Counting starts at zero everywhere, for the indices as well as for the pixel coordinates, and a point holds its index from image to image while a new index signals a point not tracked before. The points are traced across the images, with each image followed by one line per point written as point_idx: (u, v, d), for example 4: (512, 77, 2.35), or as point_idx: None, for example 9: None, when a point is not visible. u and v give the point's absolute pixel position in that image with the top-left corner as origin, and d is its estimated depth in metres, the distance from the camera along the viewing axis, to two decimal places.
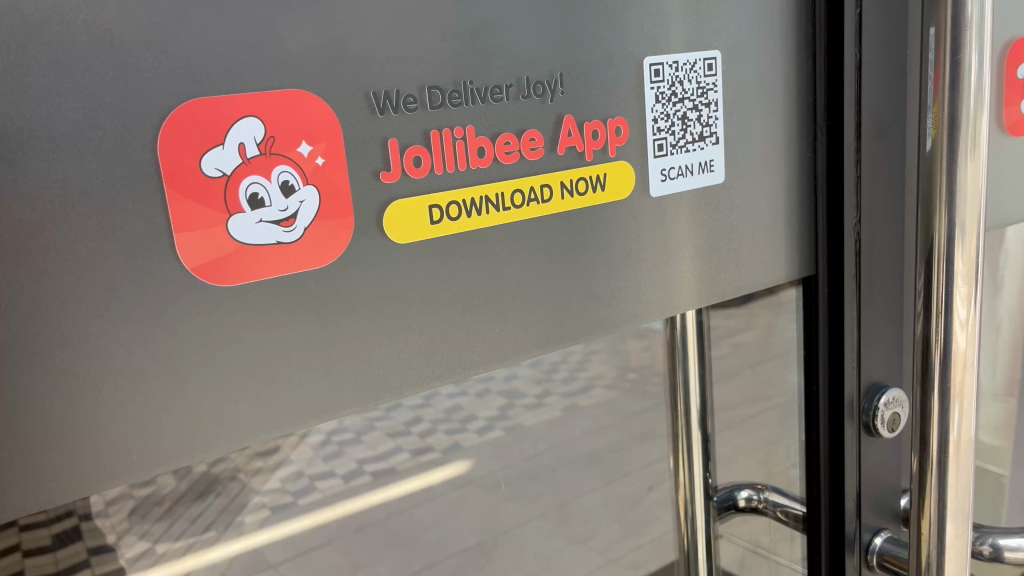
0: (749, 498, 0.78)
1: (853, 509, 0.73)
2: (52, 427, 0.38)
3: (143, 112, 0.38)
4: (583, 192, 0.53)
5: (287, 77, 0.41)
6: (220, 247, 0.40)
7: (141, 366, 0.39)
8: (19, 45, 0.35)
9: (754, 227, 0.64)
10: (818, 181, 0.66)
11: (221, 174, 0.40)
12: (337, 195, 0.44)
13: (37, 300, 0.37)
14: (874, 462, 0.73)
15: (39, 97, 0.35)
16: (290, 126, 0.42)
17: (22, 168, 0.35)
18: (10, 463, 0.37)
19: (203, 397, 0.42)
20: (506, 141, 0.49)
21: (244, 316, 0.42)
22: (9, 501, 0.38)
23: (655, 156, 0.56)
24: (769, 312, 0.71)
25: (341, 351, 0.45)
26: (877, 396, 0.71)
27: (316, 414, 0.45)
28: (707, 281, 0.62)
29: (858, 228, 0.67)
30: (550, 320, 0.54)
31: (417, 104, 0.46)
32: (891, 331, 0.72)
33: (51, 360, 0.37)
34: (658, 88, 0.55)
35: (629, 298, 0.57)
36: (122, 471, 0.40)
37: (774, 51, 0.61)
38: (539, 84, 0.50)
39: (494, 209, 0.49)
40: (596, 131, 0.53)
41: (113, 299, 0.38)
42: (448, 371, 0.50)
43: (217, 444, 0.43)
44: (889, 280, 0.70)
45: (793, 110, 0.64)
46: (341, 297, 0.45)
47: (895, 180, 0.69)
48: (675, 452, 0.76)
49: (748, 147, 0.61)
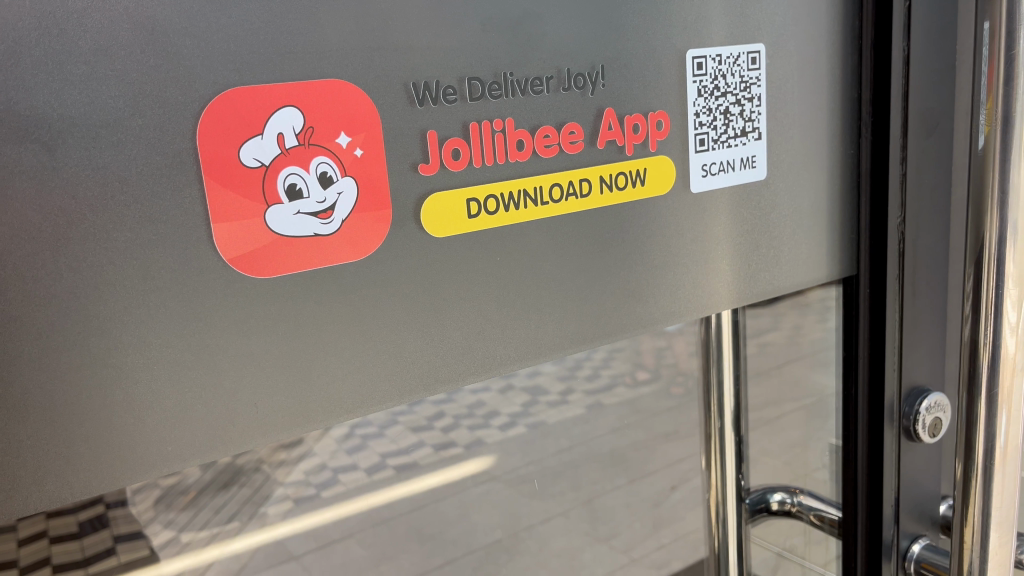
0: (782, 501, 0.77)
1: (891, 514, 0.71)
2: (89, 417, 0.38)
3: (184, 100, 0.37)
4: (622, 186, 0.52)
5: (327, 66, 0.40)
6: (258, 238, 0.40)
7: (178, 357, 0.39)
8: (61, 31, 0.34)
9: (794, 225, 0.62)
10: (862, 179, 0.65)
11: (260, 165, 0.39)
12: (376, 187, 0.43)
13: (76, 290, 0.36)
14: (913, 468, 0.71)
15: (80, 85, 0.35)
16: (329, 116, 0.41)
17: (63, 156, 0.35)
18: (47, 453, 0.37)
19: (239, 389, 0.41)
20: (546, 135, 0.48)
21: (280, 309, 0.41)
22: (45, 491, 0.38)
23: (696, 151, 0.55)
24: (797, 312, 0.69)
25: (378, 345, 0.45)
26: (918, 400, 0.70)
27: (351, 407, 0.45)
28: (745, 280, 0.61)
29: (903, 227, 0.66)
30: (586, 317, 0.53)
31: (457, 96, 0.45)
32: (933, 333, 0.70)
33: (89, 350, 0.37)
34: (701, 81, 0.54)
35: (666, 296, 0.56)
36: (158, 463, 0.40)
37: (819, 45, 0.60)
38: (580, 76, 0.49)
39: (533, 203, 0.49)
40: (636, 125, 0.52)
41: (150, 289, 0.38)
42: (484, 367, 0.49)
43: (251, 437, 0.42)
44: (931, 281, 0.69)
45: (836, 105, 0.62)
46: (378, 291, 0.44)
47: (940, 178, 0.67)
48: (710, 465, 0.75)
49: (790, 143, 0.60)
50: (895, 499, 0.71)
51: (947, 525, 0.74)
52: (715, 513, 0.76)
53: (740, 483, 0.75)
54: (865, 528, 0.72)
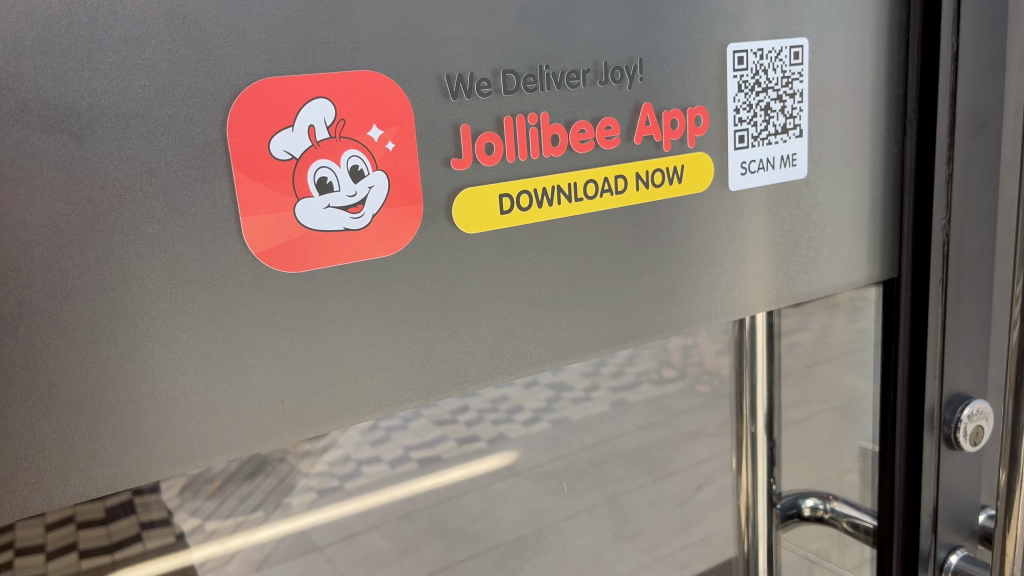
0: (815, 507, 0.76)
1: (929, 524, 0.69)
2: (114, 411, 0.37)
3: (214, 91, 0.37)
4: (659, 183, 0.51)
5: (359, 57, 0.40)
6: (287, 233, 0.39)
7: (205, 353, 0.38)
8: (91, 19, 0.34)
9: (833, 225, 0.61)
10: (905, 178, 0.63)
11: (290, 157, 0.39)
12: (407, 181, 0.42)
13: (103, 283, 0.36)
14: (953, 477, 0.69)
15: (109, 74, 0.34)
16: (361, 109, 0.40)
17: (92, 147, 0.34)
18: (72, 447, 0.37)
19: (265, 385, 0.40)
20: (582, 129, 0.47)
21: (308, 305, 0.41)
22: (70, 486, 0.37)
23: (735, 147, 0.53)
24: (826, 312, 0.67)
25: (406, 342, 0.44)
26: (960, 407, 0.68)
27: (378, 406, 0.44)
28: (782, 281, 0.59)
29: (947, 229, 0.64)
30: (619, 316, 0.51)
31: (491, 89, 0.44)
32: (976, 340, 0.68)
33: (116, 344, 0.36)
34: (741, 76, 0.53)
35: (702, 297, 0.55)
36: (182, 459, 0.39)
37: (863, 39, 0.58)
38: (618, 70, 0.48)
39: (567, 200, 0.47)
40: (674, 120, 0.50)
41: (177, 283, 0.37)
42: (514, 367, 0.48)
43: (277, 434, 0.41)
44: (975, 285, 0.67)
45: (879, 102, 0.60)
46: (407, 288, 0.43)
47: (987, 179, 0.65)
48: (741, 468, 0.74)
49: (831, 141, 0.58)
50: (934, 509, 0.69)
51: (986, 536, 0.72)
52: (745, 514, 0.76)
53: (772, 487, 0.75)
54: (901, 538, 0.69)
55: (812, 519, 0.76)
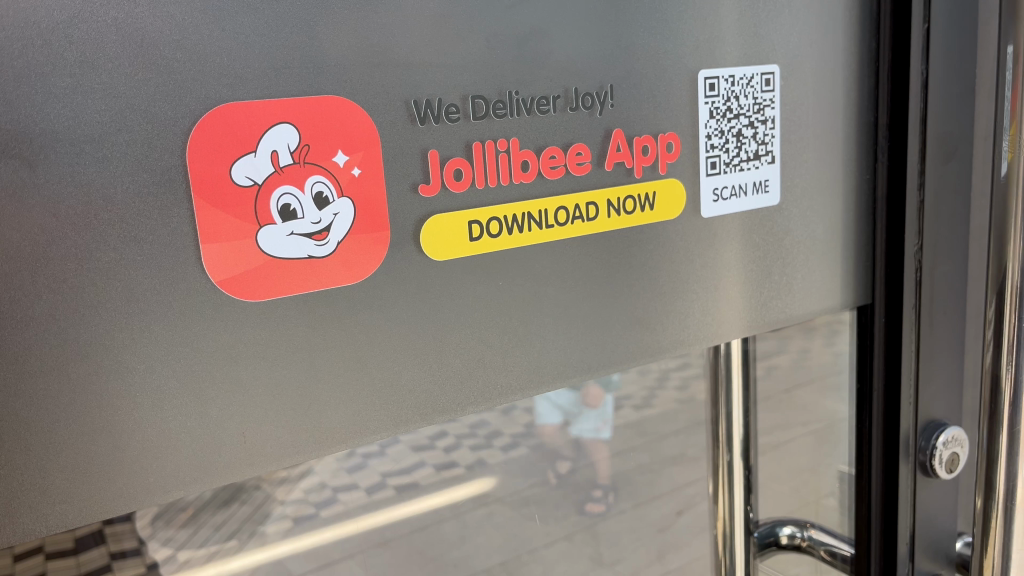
0: (792, 536, 0.73)
1: (906, 553, 0.69)
2: (66, 446, 0.36)
3: (173, 115, 0.36)
4: (630, 211, 0.50)
5: (324, 82, 0.39)
6: (249, 261, 0.38)
7: (163, 385, 0.37)
8: (45, 42, 0.33)
9: (806, 252, 0.60)
10: (878, 204, 0.63)
11: (252, 183, 0.38)
12: (374, 207, 0.42)
13: (57, 313, 0.34)
14: (930, 504, 0.69)
15: (63, 98, 0.33)
16: (326, 134, 0.39)
17: (44, 172, 0.33)
18: (22, 484, 0.35)
19: (226, 417, 0.39)
20: (552, 155, 0.46)
21: (269, 335, 0.40)
22: (18, 524, 0.36)
23: (707, 174, 0.53)
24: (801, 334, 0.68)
25: (372, 372, 0.43)
26: (934, 434, 0.67)
27: (344, 437, 0.43)
28: (755, 308, 0.58)
29: (920, 255, 0.63)
30: (590, 345, 0.51)
31: (459, 114, 0.43)
32: (951, 366, 0.68)
33: (69, 376, 0.35)
34: (713, 103, 0.52)
35: (675, 325, 0.54)
36: (138, 495, 0.38)
37: (833, 67, 0.58)
38: (588, 96, 0.47)
39: (538, 226, 0.47)
40: (645, 147, 0.50)
41: (134, 312, 0.36)
42: (484, 396, 0.47)
43: (237, 469, 0.40)
44: (949, 311, 0.66)
45: (850, 128, 0.60)
46: (373, 314, 0.42)
47: (961, 204, 0.65)
48: (717, 495, 0.71)
49: (803, 167, 0.58)
50: (911, 537, 0.69)
51: (963, 563, 0.71)
52: (721, 542, 0.72)
53: (749, 515, 0.72)
54: (878, 567, 0.69)
55: (788, 548, 0.74)
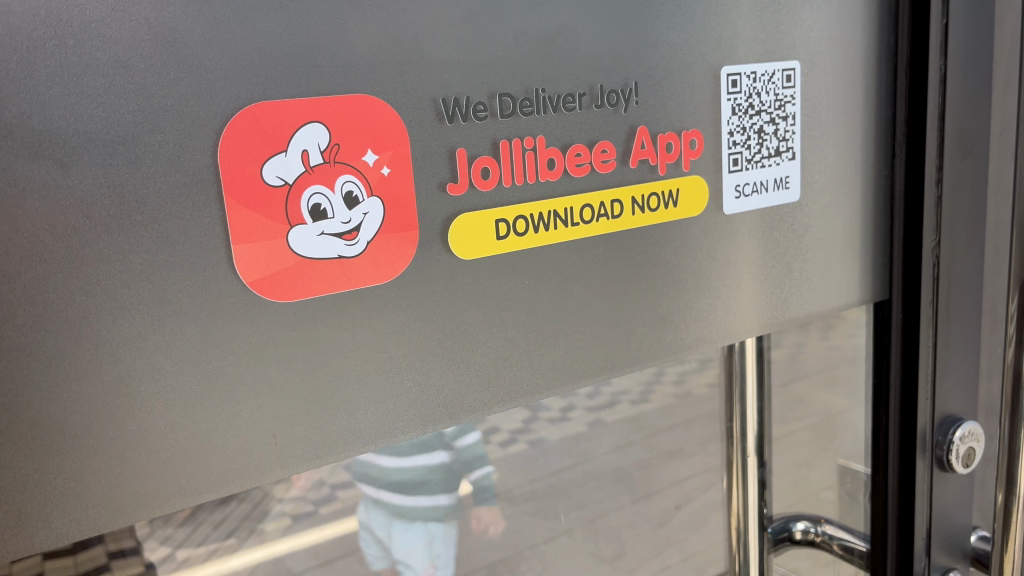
0: (806, 531, 0.73)
1: (922, 548, 0.70)
2: (99, 450, 0.35)
3: (205, 115, 0.35)
4: (654, 208, 0.50)
5: (355, 81, 0.39)
6: (280, 261, 0.38)
7: (194, 386, 0.37)
8: (78, 42, 0.32)
9: (825, 247, 0.60)
10: (895, 200, 0.63)
11: (284, 183, 0.37)
12: (403, 207, 0.41)
13: (90, 315, 0.34)
14: (944, 499, 0.69)
15: (96, 98, 0.33)
16: (356, 133, 0.39)
17: (77, 173, 0.33)
18: (55, 488, 0.35)
19: (258, 419, 0.39)
20: (578, 153, 0.46)
21: (300, 336, 0.39)
22: (51, 528, 0.35)
23: (729, 171, 0.53)
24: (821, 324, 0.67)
25: (401, 373, 0.43)
26: (951, 428, 0.68)
27: (373, 438, 0.42)
28: (776, 304, 0.58)
29: (937, 251, 0.64)
30: (613, 343, 0.50)
31: (487, 112, 0.43)
32: (967, 362, 0.68)
33: (102, 380, 0.35)
34: (735, 99, 0.52)
35: (697, 322, 0.54)
36: (171, 498, 0.37)
37: (851, 63, 0.58)
38: (613, 93, 0.47)
39: (563, 225, 0.47)
40: (669, 144, 0.50)
41: (166, 314, 0.36)
42: (510, 396, 0.47)
43: (268, 470, 0.40)
44: (965, 307, 0.67)
45: (867, 124, 0.60)
46: (403, 314, 0.42)
47: (977, 201, 0.65)
48: (730, 490, 0.71)
49: (822, 164, 0.58)
50: (926, 532, 0.69)
51: (977, 558, 0.72)
52: (736, 539, 0.72)
53: (763, 510, 0.71)
54: (895, 563, 0.70)
55: (803, 544, 0.74)
